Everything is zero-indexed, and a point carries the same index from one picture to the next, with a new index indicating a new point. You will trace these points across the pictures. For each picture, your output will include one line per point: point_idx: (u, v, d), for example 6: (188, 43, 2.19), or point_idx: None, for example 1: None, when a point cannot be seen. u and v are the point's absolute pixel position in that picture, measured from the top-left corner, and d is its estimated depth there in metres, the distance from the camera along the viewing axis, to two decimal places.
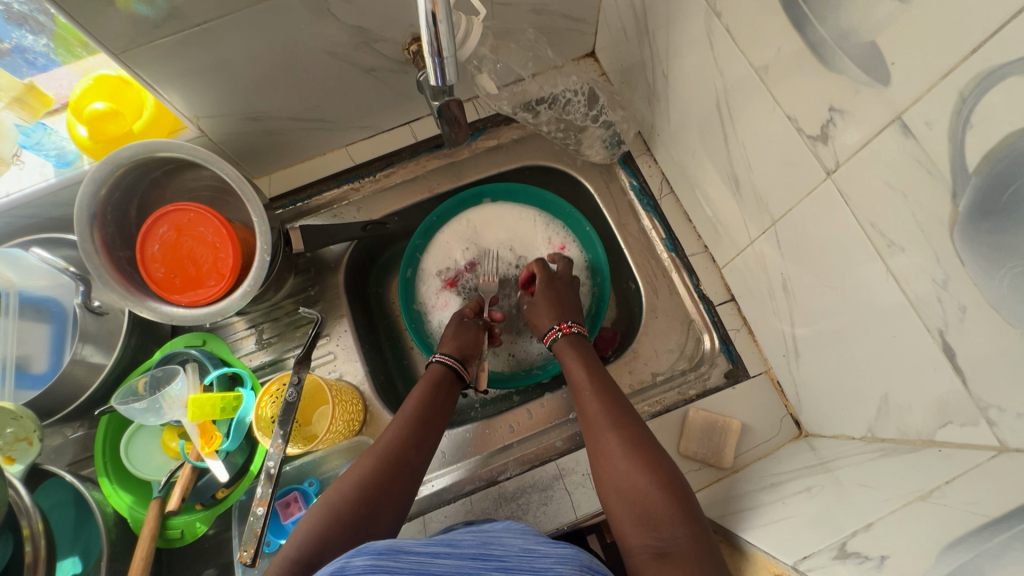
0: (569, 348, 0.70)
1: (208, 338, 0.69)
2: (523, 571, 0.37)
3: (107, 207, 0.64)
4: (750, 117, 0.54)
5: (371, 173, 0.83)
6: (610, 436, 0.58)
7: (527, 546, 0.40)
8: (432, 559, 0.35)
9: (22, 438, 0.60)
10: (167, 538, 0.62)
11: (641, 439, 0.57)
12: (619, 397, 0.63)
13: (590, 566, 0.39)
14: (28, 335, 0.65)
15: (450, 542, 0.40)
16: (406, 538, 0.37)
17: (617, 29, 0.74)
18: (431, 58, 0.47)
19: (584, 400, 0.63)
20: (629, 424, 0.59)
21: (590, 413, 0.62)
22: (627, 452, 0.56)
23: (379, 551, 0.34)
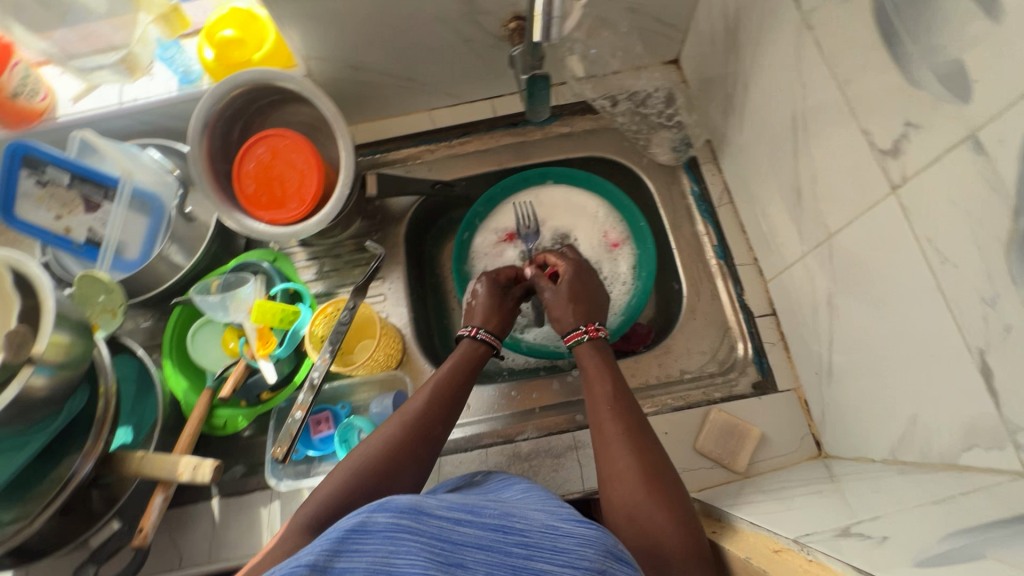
0: (590, 350, 0.65)
1: (278, 257, 0.74)
2: (544, 551, 0.36)
3: (217, 122, 0.72)
4: (823, 129, 0.56)
5: (448, 139, 0.89)
6: (625, 461, 0.53)
7: (550, 523, 0.39)
8: (455, 526, 0.36)
9: (108, 310, 0.67)
10: (212, 425, 0.68)
11: (659, 467, 0.53)
12: (640, 420, 0.58)
13: (614, 552, 0.38)
14: (130, 224, 0.72)
15: (474, 507, 0.39)
16: (432, 497, 0.38)
17: (706, 37, 0.77)
18: (542, 16, 0.56)
19: (600, 416, 0.59)
20: (647, 450, 0.55)
21: (605, 431, 0.57)
22: (643, 481, 0.51)
23: (402, 509, 0.35)
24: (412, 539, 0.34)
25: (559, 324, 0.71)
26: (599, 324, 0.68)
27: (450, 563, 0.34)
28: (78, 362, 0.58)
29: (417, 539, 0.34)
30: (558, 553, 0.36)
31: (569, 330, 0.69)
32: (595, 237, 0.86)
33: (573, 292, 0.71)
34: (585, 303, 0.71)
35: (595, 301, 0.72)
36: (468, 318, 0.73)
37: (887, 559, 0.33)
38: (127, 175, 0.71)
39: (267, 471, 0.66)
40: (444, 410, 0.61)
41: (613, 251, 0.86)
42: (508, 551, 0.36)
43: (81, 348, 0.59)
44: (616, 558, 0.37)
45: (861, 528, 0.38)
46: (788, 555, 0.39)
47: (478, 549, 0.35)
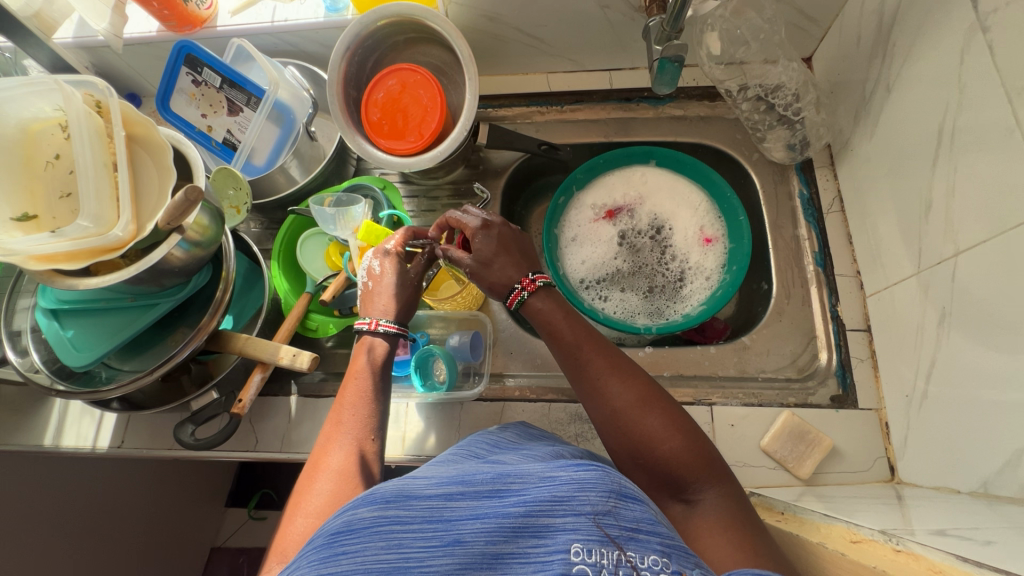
0: (541, 304, 0.62)
1: (387, 185, 0.78)
2: (543, 509, 0.38)
3: (357, 50, 0.76)
4: (976, 140, 0.53)
5: (559, 104, 0.90)
6: (617, 398, 0.55)
7: (547, 473, 0.41)
8: (445, 503, 0.38)
9: (233, 206, 0.73)
10: (306, 326, 0.74)
11: (650, 395, 0.55)
12: (612, 353, 0.58)
13: (619, 491, 0.40)
14: (262, 132, 0.79)
15: (466, 476, 0.41)
16: (420, 479, 0.40)
17: (851, 36, 0.74)
18: None
19: (580, 361, 0.58)
20: (633, 380, 0.56)
21: (591, 369, 0.57)
22: (642, 415, 0.54)
23: (387, 500, 0.38)
24: (401, 530, 0.36)
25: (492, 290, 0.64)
26: (532, 272, 0.63)
27: (448, 541, 0.36)
28: (208, 245, 0.64)
29: (407, 529, 0.36)
30: (559, 502, 0.38)
31: (507, 293, 0.63)
32: (689, 227, 0.86)
33: (500, 246, 0.63)
34: (509, 256, 0.63)
35: (519, 250, 0.65)
36: (374, 304, 0.64)
37: (994, 559, 0.32)
38: (274, 83, 0.73)
39: None
40: (378, 383, 0.60)
41: (704, 246, 0.85)
42: (507, 511, 0.38)
43: (214, 234, 0.65)
44: (620, 496, 0.39)
45: (958, 534, 0.37)
46: (870, 544, 0.39)
47: (473, 520, 0.37)
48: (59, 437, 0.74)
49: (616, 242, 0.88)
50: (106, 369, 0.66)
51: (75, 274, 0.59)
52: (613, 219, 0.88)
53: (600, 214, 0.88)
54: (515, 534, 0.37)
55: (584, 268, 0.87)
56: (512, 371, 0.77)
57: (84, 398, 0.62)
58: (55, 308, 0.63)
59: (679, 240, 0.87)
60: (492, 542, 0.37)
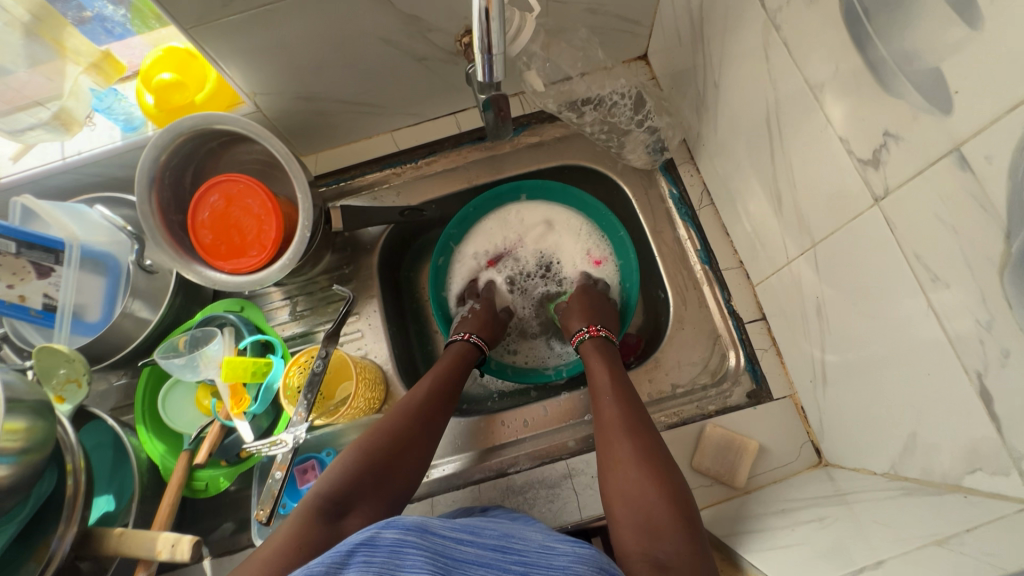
0: (594, 350, 0.71)
1: (245, 304, 0.72)
2: (541, 567, 0.39)
3: (165, 172, 0.68)
4: (798, 130, 0.53)
5: (413, 160, 0.85)
6: (622, 443, 0.58)
7: (546, 544, 0.42)
8: (456, 543, 0.39)
9: (72, 379, 0.64)
10: (193, 488, 0.65)
11: (654, 450, 0.58)
12: (637, 404, 0.63)
13: (608, 569, 0.40)
14: (85, 285, 0.69)
15: (474, 530, 0.43)
16: (437, 520, 0.41)
17: (671, 32, 0.73)
18: (480, 54, 0.44)
19: (602, 404, 0.63)
20: (644, 434, 0.59)
21: (605, 415, 0.62)
22: (640, 463, 0.56)
23: (408, 527, 0.37)
24: (419, 551, 0.36)
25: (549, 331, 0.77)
26: (599, 323, 0.74)
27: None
28: (42, 443, 0.56)
29: (423, 554, 0.36)
30: (554, 567, 0.39)
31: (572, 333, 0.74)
32: (575, 254, 0.85)
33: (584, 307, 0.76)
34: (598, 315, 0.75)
35: (605, 314, 0.76)
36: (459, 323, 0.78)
37: None
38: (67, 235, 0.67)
39: (254, 532, 0.65)
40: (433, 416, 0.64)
41: (595, 267, 0.84)
42: (507, 568, 0.39)
43: (42, 429, 0.56)
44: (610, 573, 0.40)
45: None
46: None
47: (479, 566, 0.38)
48: None
49: (506, 289, 0.85)
50: None
51: None
52: (497, 266, 0.86)
53: (482, 265, 0.86)
54: None
55: None
56: (435, 460, 0.72)
57: None
58: None
59: (568, 270, 0.85)
60: None
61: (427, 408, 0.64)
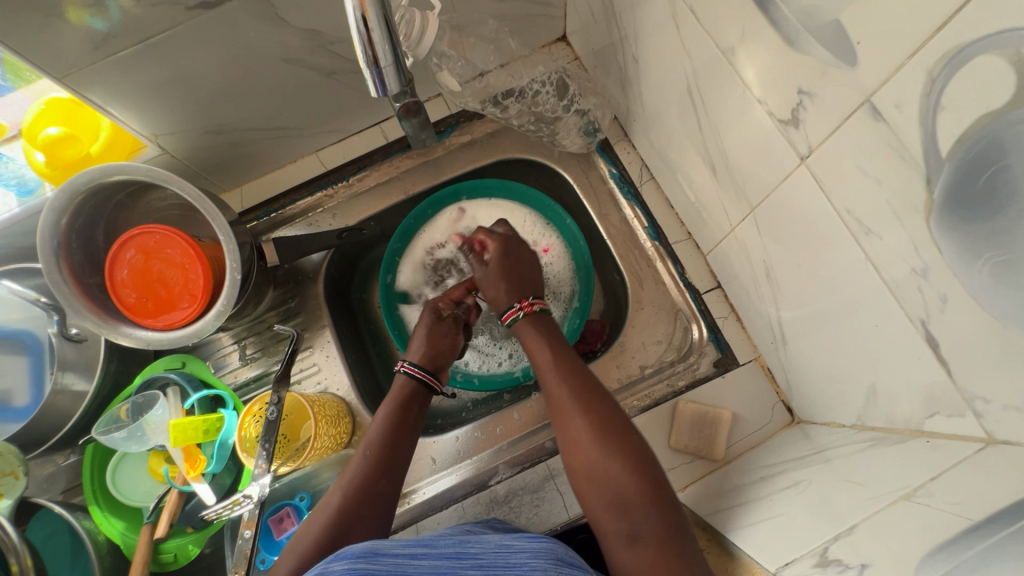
0: (532, 330, 0.66)
1: (187, 359, 0.67)
2: (499, 569, 0.39)
3: (71, 235, 0.63)
4: (720, 98, 0.52)
5: (344, 178, 0.82)
6: (579, 423, 0.56)
7: (504, 541, 0.42)
8: (411, 560, 0.39)
9: (8, 472, 0.60)
10: (160, 563, 0.62)
11: (611, 423, 0.56)
12: (582, 374, 0.61)
13: (564, 558, 0.40)
14: (6, 368, 0.65)
15: (429, 542, 0.42)
16: (389, 540, 0.41)
17: (585, 10, 0.71)
18: (367, 68, 0.41)
19: (562, 402, 0.59)
20: (597, 407, 0.57)
21: (557, 396, 0.60)
22: (597, 439, 0.54)
23: (358, 556, 0.38)
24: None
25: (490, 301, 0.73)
26: (533, 298, 0.69)
27: None
28: None
29: None
30: (511, 567, 0.39)
31: (505, 308, 0.69)
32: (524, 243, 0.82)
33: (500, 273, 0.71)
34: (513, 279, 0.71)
35: (526, 278, 0.72)
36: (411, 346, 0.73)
37: None
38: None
39: None
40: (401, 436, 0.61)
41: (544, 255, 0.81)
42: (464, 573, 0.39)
43: None
44: (566, 562, 0.40)
45: None
46: None
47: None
48: None
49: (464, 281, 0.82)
50: None
51: None
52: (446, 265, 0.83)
53: (431, 270, 0.83)
54: None
55: None
56: (414, 484, 0.71)
57: None
58: None
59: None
60: None
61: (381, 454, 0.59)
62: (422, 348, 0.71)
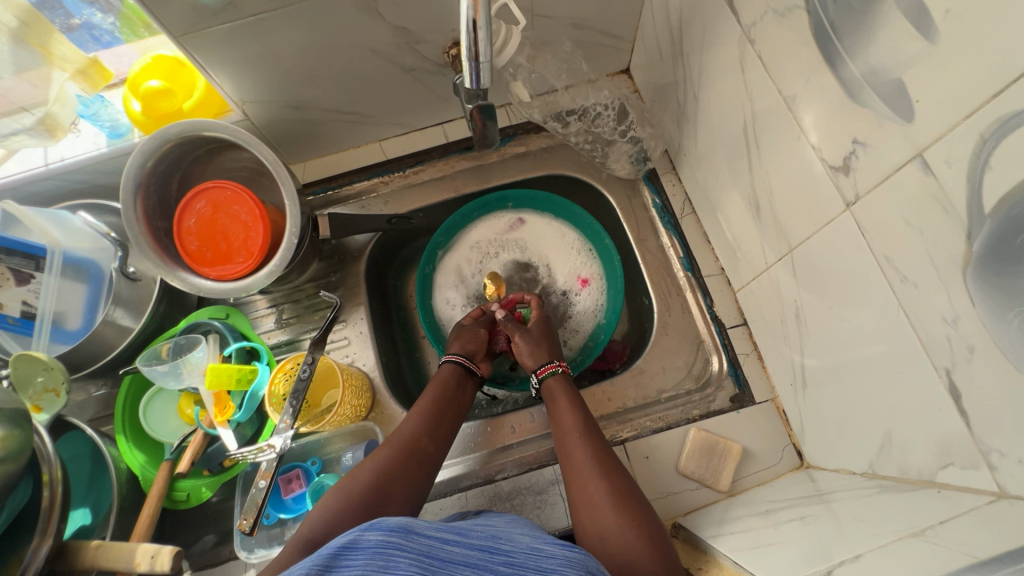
0: (558, 388, 0.69)
1: (231, 312, 0.71)
2: (529, 569, 0.41)
3: (151, 179, 0.68)
4: (774, 142, 0.55)
5: (401, 169, 0.86)
6: (597, 487, 0.58)
7: (534, 546, 0.44)
8: (442, 545, 0.41)
9: (50, 389, 0.63)
10: (173, 500, 0.64)
11: (626, 493, 0.57)
12: (603, 443, 0.63)
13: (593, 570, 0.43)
14: (66, 292, 0.68)
15: (462, 531, 0.45)
16: (421, 520, 0.43)
17: (653, 47, 0.75)
18: (468, 60, 0.46)
19: (579, 462, 0.61)
20: (617, 477, 0.59)
21: (576, 461, 0.61)
22: (615, 504, 0.56)
23: (392, 529, 0.40)
24: (402, 555, 0.38)
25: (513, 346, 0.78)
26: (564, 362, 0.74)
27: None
28: (18, 453, 0.54)
29: (407, 555, 0.38)
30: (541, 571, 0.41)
31: (541, 363, 0.73)
32: (566, 273, 0.85)
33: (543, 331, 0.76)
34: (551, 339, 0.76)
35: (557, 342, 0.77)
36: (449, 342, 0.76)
37: None
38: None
39: (237, 543, 0.63)
40: (437, 427, 0.65)
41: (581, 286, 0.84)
42: (494, 568, 0.41)
43: (18, 439, 0.54)
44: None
45: None
46: None
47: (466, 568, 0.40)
48: None
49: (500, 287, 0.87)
50: None
51: None
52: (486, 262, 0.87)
53: (475, 259, 0.87)
54: None
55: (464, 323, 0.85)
56: None
57: None
58: None
59: (556, 289, 0.85)
60: None
61: (410, 451, 0.61)
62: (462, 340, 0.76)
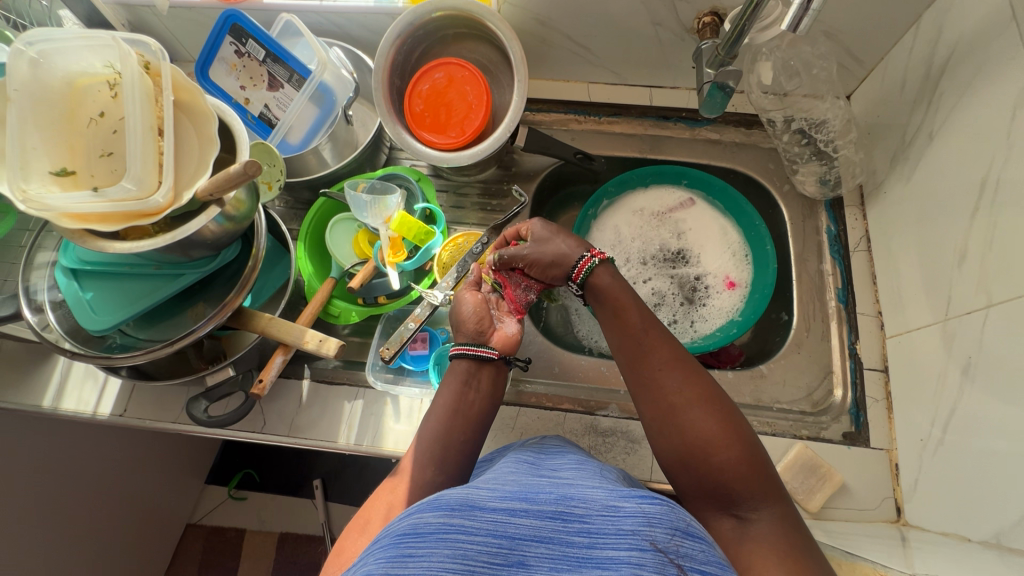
0: (608, 286, 0.64)
1: (422, 178, 0.77)
2: (608, 538, 0.37)
3: (408, 38, 0.75)
4: (1017, 198, 0.54)
5: (597, 115, 0.90)
6: (675, 394, 0.55)
7: (611, 502, 0.39)
8: (509, 518, 0.38)
9: (265, 181, 0.72)
10: (327, 313, 0.73)
11: (707, 397, 0.54)
12: (673, 346, 0.59)
13: (683, 529, 0.38)
14: (303, 111, 0.77)
15: (528, 495, 0.40)
16: (485, 489, 0.40)
17: (895, 80, 0.74)
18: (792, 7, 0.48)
19: (653, 366, 0.57)
20: (697, 381, 0.56)
21: (649, 364, 0.58)
22: (697, 410, 0.54)
23: (452, 507, 0.38)
24: (464, 538, 0.36)
25: (540, 278, 0.68)
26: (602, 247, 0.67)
27: (511, 562, 0.36)
28: (241, 220, 0.62)
29: (471, 538, 0.36)
30: (623, 536, 0.37)
31: (574, 265, 0.65)
32: (717, 267, 0.86)
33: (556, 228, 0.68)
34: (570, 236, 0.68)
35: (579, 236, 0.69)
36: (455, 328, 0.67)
37: None
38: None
39: (369, 368, 0.72)
40: (466, 428, 0.59)
41: (725, 285, 0.85)
42: (569, 541, 0.37)
43: (248, 210, 0.62)
44: (686, 534, 0.37)
45: None
46: None
47: (538, 544, 0.37)
48: (59, 400, 0.73)
49: (651, 255, 0.88)
50: (121, 336, 0.65)
51: (104, 236, 0.56)
52: (645, 227, 0.89)
53: (637, 221, 0.89)
54: (579, 564, 0.36)
55: (613, 250, 0.88)
56: (527, 378, 0.77)
57: (96, 364, 0.61)
58: (75, 269, 0.62)
59: (698, 279, 0.86)
60: (556, 569, 0.36)
61: (441, 450, 0.57)
62: (468, 330, 0.65)
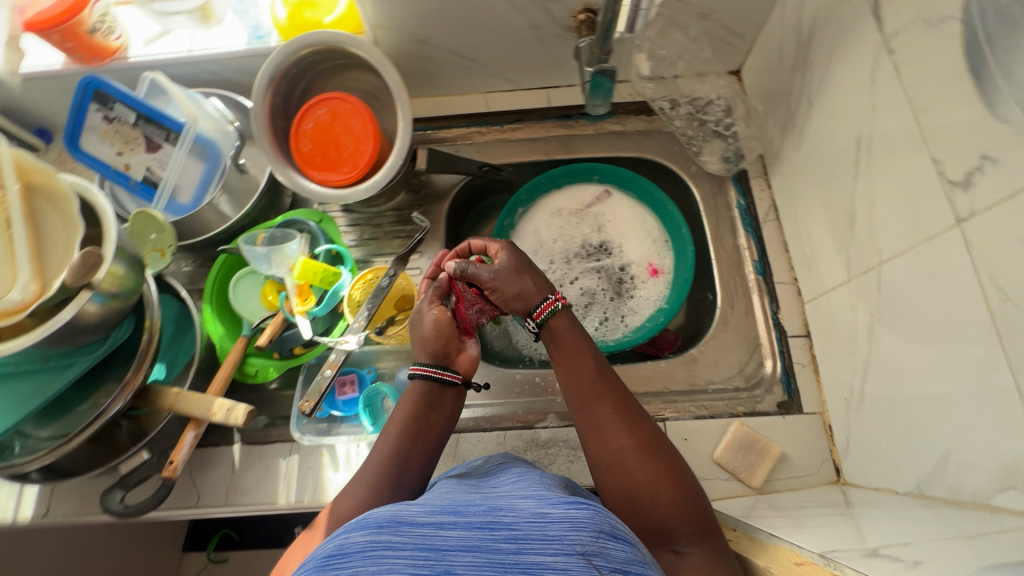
0: (564, 329, 0.63)
1: (324, 218, 0.75)
2: (536, 541, 0.35)
3: (282, 78, 0.73)
4: (887, 156, 0.56)
5: (499, 123, 0.89)
6: (620, 437, 0.55)
7: (540, 509, 0.38)
8: (438, 531, 0.35)
9: (157, 249, 0.68)
10: (244, 373, 0.70)
11: (651, 442, 0.55)
12: (624, 392, 0.59)
13: (608, 531, 0.36)
14: (188, 168, 0.74)
15: (457, 509, 0.38)
16: (413, 507, 0.37)
17: (774, 51, 0.76)
18: None
19: (599, 409, 0.58)
20: (642, 425, 0.56)
21: (595, 408, 0.58)
22: (639, 453, 0.54)
23: (380, 525, 0.35)
24: (391, 555, 0.33)
25: (501, 304, 0.68)
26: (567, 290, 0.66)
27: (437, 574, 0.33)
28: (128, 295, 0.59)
29: (397, 555, 0.33)
30: (551, 540, 0.35)
31: (540, 302, 0.64)
32: (639, 256, 0.86)
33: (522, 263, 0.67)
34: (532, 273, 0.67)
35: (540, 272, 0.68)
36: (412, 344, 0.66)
37: None
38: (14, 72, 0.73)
39: (292, 424, 0.70)
40: (412, 451, 0.58)
41: (649, 273, 0.85)
42: (497, 548, 0.35)
43: (132, 285, 0.59)
44: (611, 535, 0.36)
45: None
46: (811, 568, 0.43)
47: (466, 552, 0.34)
48: None
49: (576, 253, 0.87)
50: (20, 438, 0.61)
51: None
52: (565, 227, 0.89)
53: (557, 223, 0.89)
54: (506, 569, 0.34)
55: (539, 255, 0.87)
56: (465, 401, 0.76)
57: None
58: None
59: (623, 270, 0.86)
60: None
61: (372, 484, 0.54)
62: (428, 347, 0.64)
